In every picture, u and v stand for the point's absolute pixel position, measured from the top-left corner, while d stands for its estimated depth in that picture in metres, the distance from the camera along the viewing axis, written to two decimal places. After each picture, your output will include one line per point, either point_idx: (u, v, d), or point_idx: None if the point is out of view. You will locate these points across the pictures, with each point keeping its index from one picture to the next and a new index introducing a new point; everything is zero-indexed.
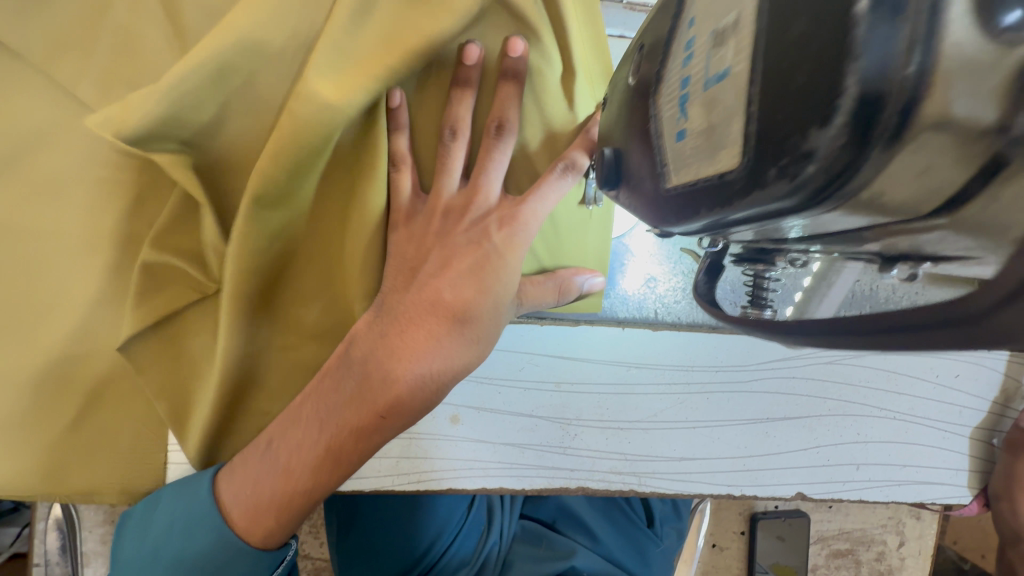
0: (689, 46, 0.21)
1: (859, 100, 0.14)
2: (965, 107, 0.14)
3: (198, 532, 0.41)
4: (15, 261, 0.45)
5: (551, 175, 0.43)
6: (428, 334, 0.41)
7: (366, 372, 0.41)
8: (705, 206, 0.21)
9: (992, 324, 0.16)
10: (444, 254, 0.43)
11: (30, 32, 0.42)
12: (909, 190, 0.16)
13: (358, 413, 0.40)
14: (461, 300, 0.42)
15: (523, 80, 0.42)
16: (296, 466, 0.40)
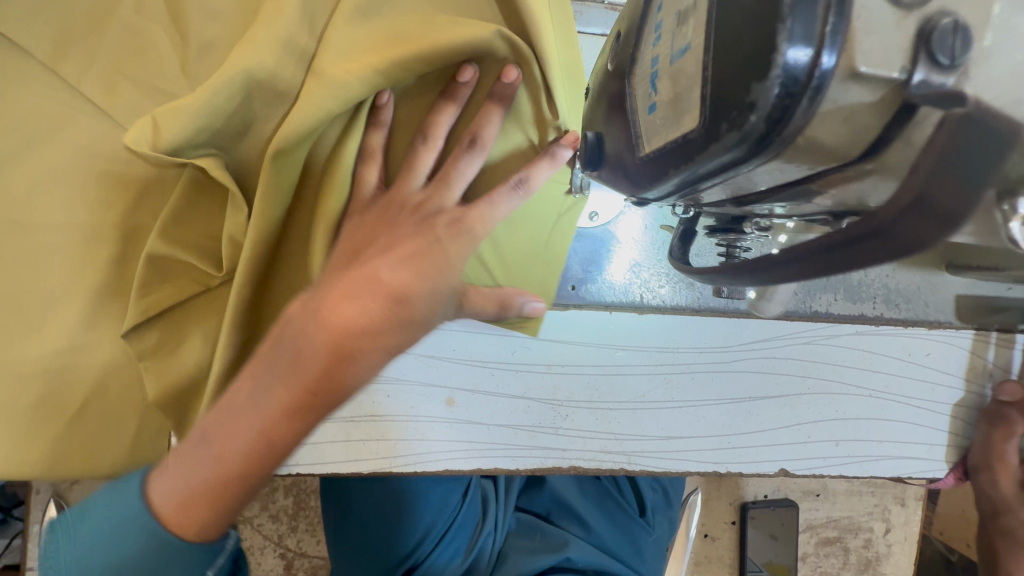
0: (657, 29, 0.24)
1: (787, 55, 0.17)
2: (870, 63, 0.17)
3: (129, 539, 0.36)
4: (21, 253, 0.47)
5: (504, 187, 0.44)
6: (362, 310, 0.35)
7: (297, 348, 0.35)
8: (673, 166, 0.23)
9: (902, 230, 0.18)
10: (389, 240, 0.40)
11: (40, 33, 0.44)
12: (837, 136, 0.19)
13: (290, 393, 0.35)
14: (404, 280, 0.36)
15: (507, 104, 0.44)
16: (226, 455, 0.35)
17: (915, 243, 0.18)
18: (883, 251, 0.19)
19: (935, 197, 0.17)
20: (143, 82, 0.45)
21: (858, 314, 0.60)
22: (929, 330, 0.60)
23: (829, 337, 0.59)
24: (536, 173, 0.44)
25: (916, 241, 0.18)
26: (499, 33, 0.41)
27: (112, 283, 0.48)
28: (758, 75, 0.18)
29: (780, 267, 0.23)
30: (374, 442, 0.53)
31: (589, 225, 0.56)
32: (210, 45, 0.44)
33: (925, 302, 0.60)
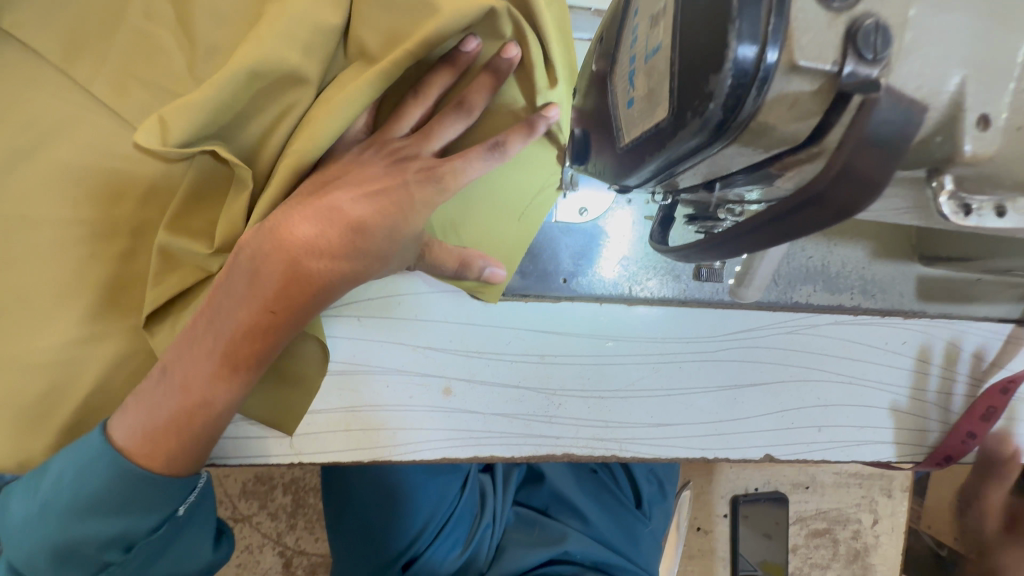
0: (634, 31, 0.26)
1: (736, 47, 0.19)
2: (806, 56, 0.19)
3: (92, 477, 0.43)
4: (30, 248, 0.48)
5: (482, 147, 0.44)
6: (315, 233, 0.41)
7: (256, 267, 0.41)
8: (649, 154, 0.25)
9: (836, 193, 0.20)
10: (356, 175, 0.43)
11: (52, 37, 0.46)
12: (785, 121, 0.21)
13: (250, 313, 0.43)
14: (358, 213, 0.42)
15: (500, 81, 0.43)
16: (192, 381, 0.44)
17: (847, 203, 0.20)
18: (823, 216, 0.21)
19: (857, 168, 0.20)
20: (150, 84, 0.47)
21: (836, 305, 0.62)
22: (903, 321, 0.63)
23: (810, 326, 0.61)
24: (514, 141, 0.44)
25: (848, 205, 0.20)
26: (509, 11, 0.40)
27: (118, 276, 0.50)
28: (714, 68, 0.20)
29: (733, 240, 0.25)
30: (374, 431, 0.55)
31: (580, 220, 0.57)
32: (212, 48, 0.46)
33: (900, 294, 0.63)
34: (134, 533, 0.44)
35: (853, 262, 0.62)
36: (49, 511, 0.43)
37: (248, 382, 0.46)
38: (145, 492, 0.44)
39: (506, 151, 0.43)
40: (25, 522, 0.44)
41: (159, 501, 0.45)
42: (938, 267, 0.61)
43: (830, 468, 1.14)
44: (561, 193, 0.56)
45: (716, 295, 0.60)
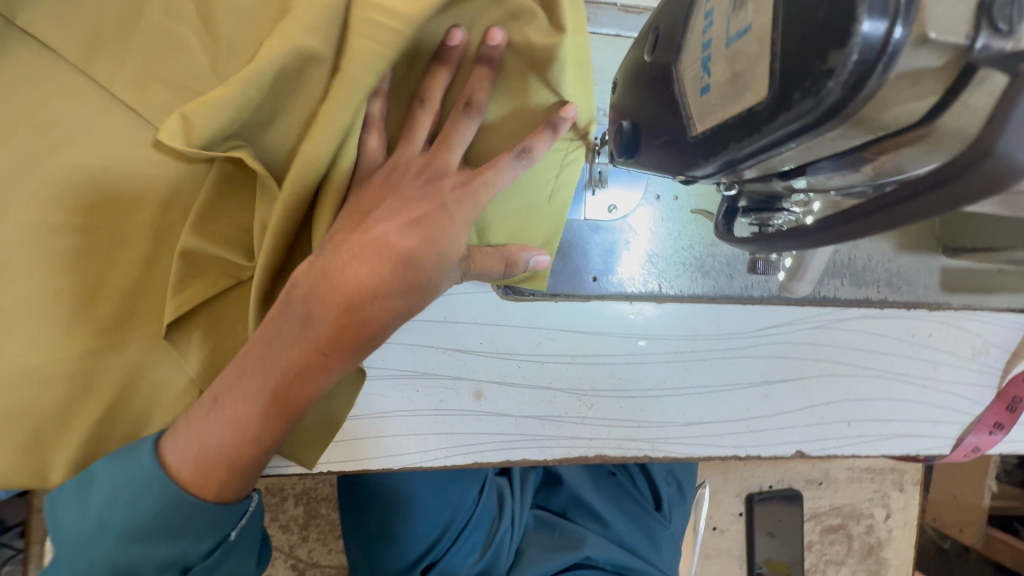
0: (708, 16, 0.26)
1: (866, 18, 0.18)
2: (939, 28, 0.18)
3: (150, 501, 0.43)
4: (49, 255, 0.46)
5: (507, 155, 0.43)
6: (370, 272, 0.41)
7: (309, 307, 0.41)
8: (733, 139, 0.24)
9: (985, 170, 0.20)
10: (397, 203, 0.43)
11: (71, 35, 0.45)
12: (906, 101, 0.21)
13: (301, 353, 0.42)
14: (408, 246, 0.41)
15: (498, 67, 0.43)
16: (242, 417, 0.43)
17: (995, 176, 0.19)
18: (966, 191, 0.20)
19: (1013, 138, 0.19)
20: (174, 82, 0.45)
21: (863, 299, 0.61)
22: (928, 313, 0.63)
23: (838, 321, 0.61)
24: (539, 145, 0.43)
25: (997, 182, 0.20)
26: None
27: (143, 283, 0.48)
28: (837, 43, 0.19)
29: (821, 232, 0.26)
30: (405, 437, 0.54)
31: (609, 217, 0.57)
32: (238, 45, 0.44)
33: (925, 286, 0.63)
34: (189, 558, 0.44)
35: (878, 255, 0.62)
36: (106, 530, 0.43)
37: (298, 419, 0.45)
38: (199, 518, 0.44)
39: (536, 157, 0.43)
40: (81, 543, 0.44)
41: (209, 529, 0.45)
42: (963, 259, 0.61)
43: (843, 464, 1.14)
44: (590, 190, 0.56)
45: (745, 291, 0.59)
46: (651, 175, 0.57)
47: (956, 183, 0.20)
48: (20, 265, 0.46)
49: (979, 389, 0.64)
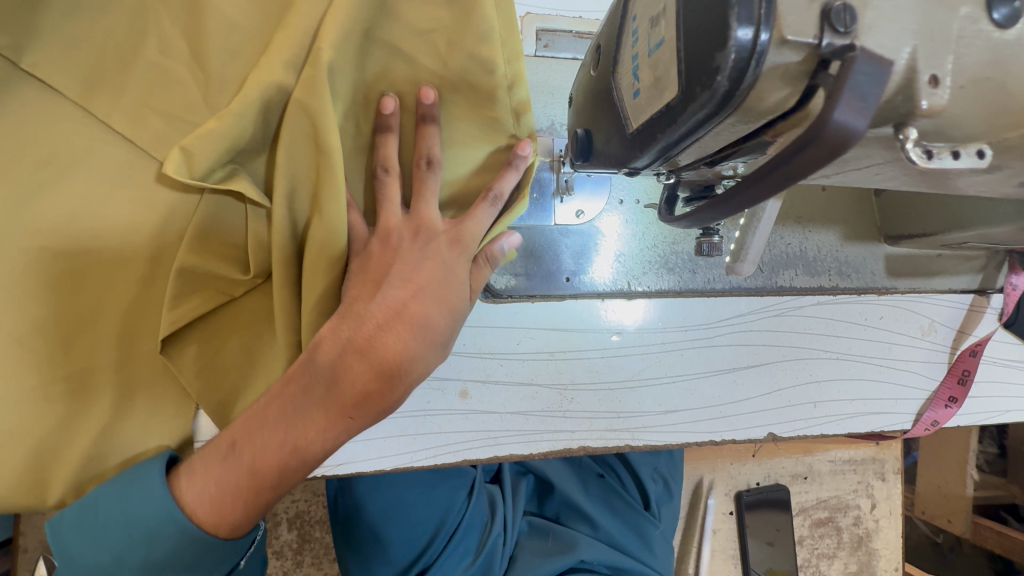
0: (635, 34, 0.31)
1: (738, 23, 0.23)
2: (791, 31, 0.23)
3: (167, 536, 0.45)
4: (48, 278, 0.49)
5: (482, 204, 0.50)
6: (396, 339, 0.46)
7: (337, 372, 0.45)
8: (659, 131, 0.29)
9: (831, 133, 0.21)
10: (404, 271, 0.48)
11: (72, 74, 0.49)
12: (779, 91, 0.24)
13: (329, 413, 0.45)
14: (424, 313, 0.47)
15: (438, 121, 0.49)
16: (260, 465, 0.45)
17: (841, 140, 0.21)
18: (821, 156, 0.22)
19: (846, 115, 0.21)
20: (169, 114, 0.50)
21: (816, 287, 0.66)
22: (879, 297, 0.68)
23: (796, 308, 0.66)
24: (503, 185, 0.50)
25: (843, 142, 0.22)
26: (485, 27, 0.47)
27: (138, 302, 0.51)
28: (720, 46, 0.23)
29: (728, 202, 0.28)
30: (393, 439, 0.56)
31: (578, 221, 0.61)
32: (228, 80, 0.49)
33: (872, 272, 0.68)
34: None
35: (827, 246, 0.67)
36: (125, 564, 0.45)
37: (313, 465, 0.47)
38: (213, 552, 0.46)
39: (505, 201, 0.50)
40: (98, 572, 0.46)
41: (225, 558, 0.47)
42: (903, 245, 0.67)
43: (826, 457, 1.17)
44: (558, 199, 0.60)
45: (708, 283, 0.64)
46: (614, 181, 0.62)
47: (817, 145, 0.22)
48: (22, 290, 0.49)
49: (931, 368, 0.69)
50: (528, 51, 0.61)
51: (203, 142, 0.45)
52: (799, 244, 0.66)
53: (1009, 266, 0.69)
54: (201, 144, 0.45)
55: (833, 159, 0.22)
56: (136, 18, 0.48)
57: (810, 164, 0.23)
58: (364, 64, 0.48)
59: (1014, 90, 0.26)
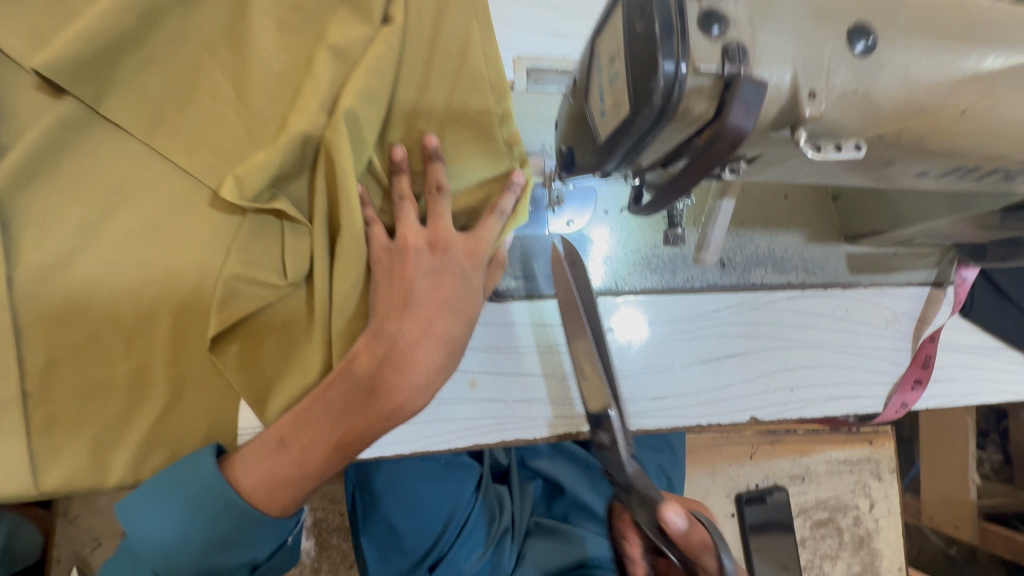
0: (599, 68, 0.39)
1: (665, 58, 0.31)
2: (703, 61, 0.31)
3: (227, 518, 0.53)
4: (111, 288, 0.57)
5: (489, 216, 0.61)
6: (426, 356, 0.56)
7: (374, 384, 0.54)
8: (619, 141, 0.37)
9: (729, 130, 0.31)
10: (431, 285, 0.57)
11: (136, 116, 0.58)
12: (700, 104, 0.32)
13: (367, 417, 0.54)
14: (448, 330, 0.57)
15: (442, 159, 0.59)
16: (307, 458, 0.54)
17: (737, 136, 0.31)
18: (725, 147, 0.32)
19: (737, 118, 0.31)
20: (218, 148, 0.59)
21: (786, 282, 0.74)
22: (843, 291, 0.75)
23: (769, 302, 0.73)
24: (503, 201, 0.61)
25: (738, 137, 0.31)
26: (477, 75, 0.59)
27: (186, 307, 0.58)
28: (653, 75, 0.31)
29: (672, 190, 0.37)
30: (410, 425, 0.63)
31: (568, 229, 0.70)
32: (269, 119, 0.59)
33: (835, 269, 0.76)
34: (258, 557, 0.56)
35: (792, 248, 0.75)
36: (189, 542, 0.53)
37: (348, 458, 0.55)
38: (265, 530, 0.55)
39: (506, 213, 0.60)
40: (166, 548, 0.53)
41: (275, 535, 0.56)
42: (861, 244, 0.75)
43: (821, 458, 1.21)
44: (550, 211, 0.69)
45: (688, 282, 0.72)
46: (598, 195, 0.71)
47: (724, 139, 0.31)
48: (93, 301, 0.57)
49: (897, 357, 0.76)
50: (519, 87, 0.71)
51: (253, 170, 0.55)
52: (767, 245, 0.74)
53: (958, 262, 0.77)
54: (251, 171, 0.55)
55: (733, 149, 0.32)
56: (194, 73, 0.59)
57: (721, 154, 0.32)
58: (382, 103, 0.57)
59: (879, 99, 0.34)
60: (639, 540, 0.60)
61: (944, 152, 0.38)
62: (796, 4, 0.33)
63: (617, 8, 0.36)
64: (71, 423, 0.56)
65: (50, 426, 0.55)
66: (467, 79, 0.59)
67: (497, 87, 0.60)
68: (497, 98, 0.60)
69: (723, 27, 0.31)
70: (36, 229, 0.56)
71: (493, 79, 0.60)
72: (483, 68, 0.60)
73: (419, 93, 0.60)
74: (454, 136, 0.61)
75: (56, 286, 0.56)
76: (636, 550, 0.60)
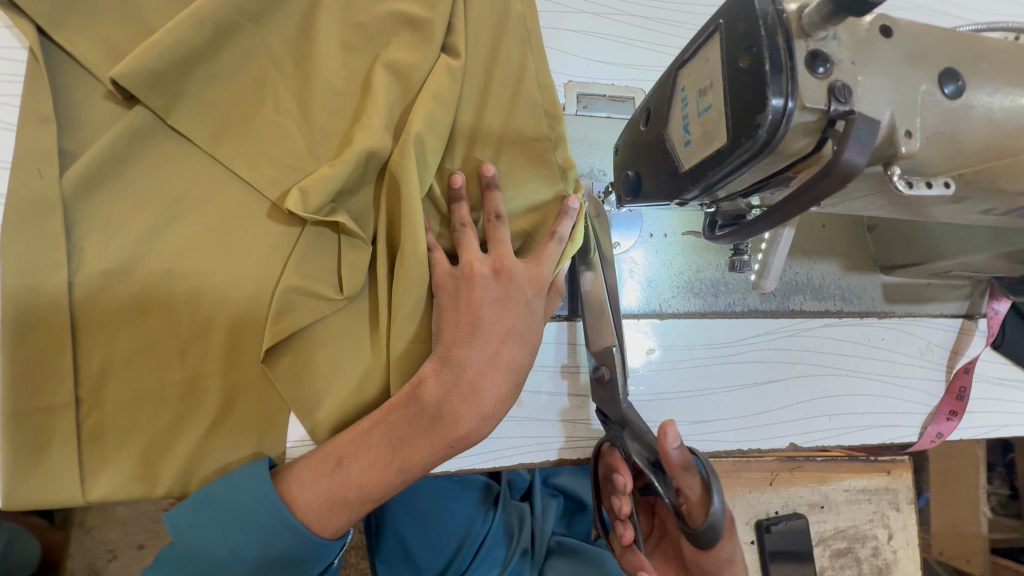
0: (684, 100, 0.41)
1: (773, 95, 0.32)
2: (810, 98, 0.32)
3: (280, 535, 0.52)
4: (169, 294, 0.57)
5: (548, 242, 0.61)
6: (491, 382, 0.55)
7: (440, 410, 0.54)
8: (709, 170, 0.38)
9: (842, 167, 0.31)
10: (494, 310, 0.57)
11: (202, 127, 0.59)
12: (801, 140, 0.33)
13: (431, 443, 0.53)
14: (508, 355, 0.57)
15: (499, 186, 0.61)
16: (367, 482, 0.53)
17: (849, 172, 0.31)
18: (834, 182, 0.31)
19: (850, 155, 0.31)
20: (280, 159, 0.59)
21: (823, 310, 0.76)
22: (879, 319, 0.76)
23: (807, 329, 0.74)
24: (560, 226, 0.61)
25: (851, 174, 0.31)
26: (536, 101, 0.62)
27: (241, 316, 0.58)
28: (759, 110, 0.33)
29: (762, 223, 0.37)
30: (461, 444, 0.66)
31: (616, 250, 0.70)
32: (332, 134, 0.60)
33: (871, 298, 0.77)
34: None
35: (830, 275, 0.76)
36: (241, 558, 0.52)
37: (407, 483, 0.55)
38: (315, 551, 0.53)
39: (563, 238, 0.61)
40: (216, 564, 0.52)
41: (324, 556, 0.55)
42: (896, 274, 0.76)
43: (840, 486, 1.21)
44: None
45: (729, 306, 0.73)
46: (643, 219, 0.72)
47: (835, 174, 0.31)
48: (148, 308, 0.57)
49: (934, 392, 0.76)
50: (569, 111, 0.72)
51: (319, 183, 0.55)
52: (806, 273, 0.75)
53: (988, 295, 0.79)
54: (317, 184, 0.55)
55: (841, 186, 0.32)
56: (261, 87, 0.60)
57: (829, 189, 0.32)
58: (445, 123, 0.59)
59: (963, 140, 0.36)
60: (629, 472, 0.66)
61: (1015, 192, 0.40)
62: (892, 47, 0.34)
63: (709, 45, 0.38)
64: (121, 430, 0.56)
65: (101, 432, 0.55)
66: (527, 104, 0.62)
67: (554, 112, 0.62)
68: (553, 123, 0.62)
69: (829, 67, 0.32)
70: (98, 235, 0.56)
71: (552, 105, 0.62)
72: (542, 95, 0.62)
73: (479, 117, 0.62)
74: (510, 159, 0.63)
75: (116, 291, 0.56)
76: (627, 481, 0.65)
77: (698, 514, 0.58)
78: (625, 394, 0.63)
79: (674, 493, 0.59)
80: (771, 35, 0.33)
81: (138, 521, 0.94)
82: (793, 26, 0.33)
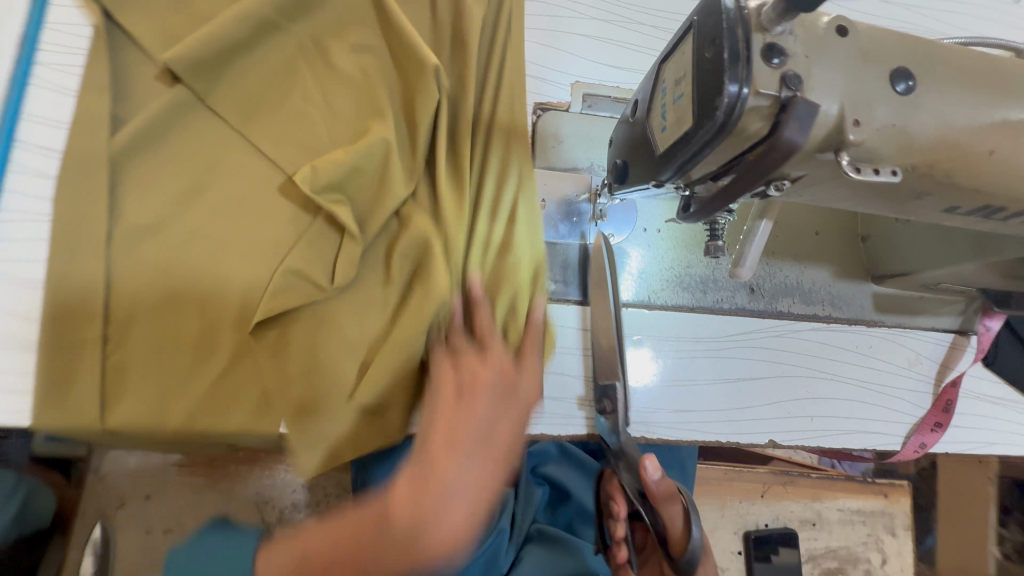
0: (664, 90, 0.44)
1: (730, 81, 0.36)
2: (763, 85, 0.36)
3: None
4: (193, 250, 0.63)
5: (531, 350, 0.67)
6: (468, 508, 0.54)
7: (413, 518, 0.51)
8: (679, 151, 0.42)
9: (783, 144, 0.35)
10: (483, 429, 0.60)
11: (235, 103, 0.65)
12: (756, 122, 0.37)
13: (398, 561, 0.50)
14: (484, 474, 0.57)
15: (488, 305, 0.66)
16: (328, 560, 0.50)
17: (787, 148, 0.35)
18: (776, 159, 0.36)
19: (789, 134, 0.35)
20: (301, 136, 0.65)
21: (812, 314, 0.77)
22: (868, 328, 0.78)
23: (794, 331, 0.76)
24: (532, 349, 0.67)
25: (790, 150, 0.35)
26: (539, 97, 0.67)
27: (256, 276, 0.63)
28: (717, 95, 0.36)
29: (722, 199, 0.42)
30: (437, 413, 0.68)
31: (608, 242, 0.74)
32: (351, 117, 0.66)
33: (861, 306, 0.79)
34: None
35: (820, 282, 0.78)
36: None
37: None
38: None
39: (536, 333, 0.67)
40: None
41: None
42: (887, 284, 0.78)
43: (834, 505, 1.21)
44: (593, 223, 0.74)
45: (717, 303, 0.75)
46: (638, 215, 0.76)
47: (776, 150, 0.36)
48: (173, 261, 0.63)
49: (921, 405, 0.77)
50: (575, 110, 0.77)
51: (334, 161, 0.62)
52: (796, 276, 0.77)
53: (981, 312, 0.79)
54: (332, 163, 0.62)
55: (783, 160, 0.36)
56: (290, 72, 0.66)
57: (774, 163, 0.36)
58: None
59: (914, 133, 0.39)
60: (624, 500, 0.69)
61: (972, 187, 0.42)
62: (847, 45, 0.38)
63: (686, 40, 0.42)
64: (140, 371, 0.61)
65: (121, 371, 0.61)
66: None
67: None
68: None
69: (783, 58, 0.36)
70: (137, 195, 0.63)
71: None
72: None
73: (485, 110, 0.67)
74: (518, 152, 0.70)
75: (148, 244, 0.62)
76: (621, 508, 0.69)
77: (679, 548, 0.61)
78: (625, 425, 0.66)
79: (662, 525, 0.61)
80: (731, 29, 0.37)
81: (146, 473, 0.99)
82: (753, 21, 0.36)
